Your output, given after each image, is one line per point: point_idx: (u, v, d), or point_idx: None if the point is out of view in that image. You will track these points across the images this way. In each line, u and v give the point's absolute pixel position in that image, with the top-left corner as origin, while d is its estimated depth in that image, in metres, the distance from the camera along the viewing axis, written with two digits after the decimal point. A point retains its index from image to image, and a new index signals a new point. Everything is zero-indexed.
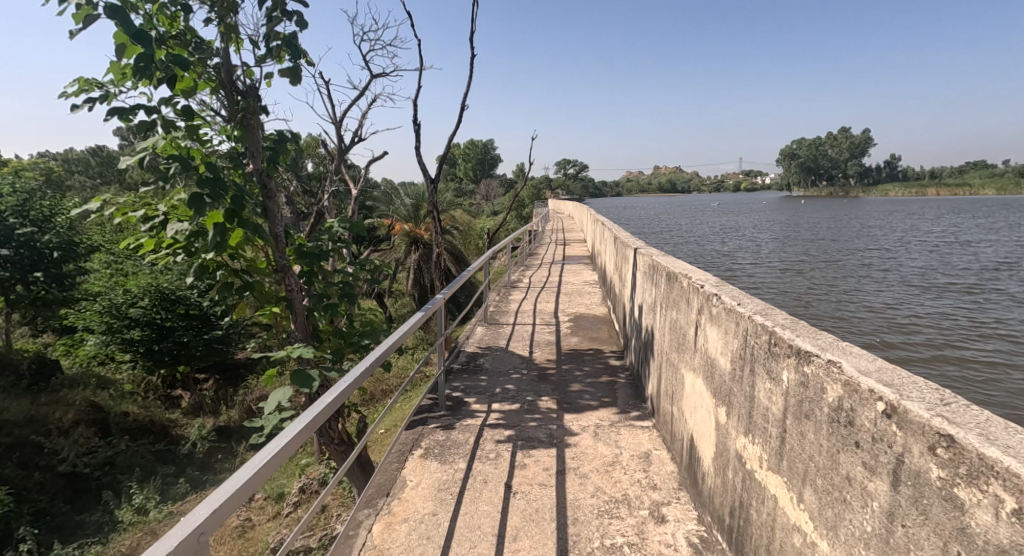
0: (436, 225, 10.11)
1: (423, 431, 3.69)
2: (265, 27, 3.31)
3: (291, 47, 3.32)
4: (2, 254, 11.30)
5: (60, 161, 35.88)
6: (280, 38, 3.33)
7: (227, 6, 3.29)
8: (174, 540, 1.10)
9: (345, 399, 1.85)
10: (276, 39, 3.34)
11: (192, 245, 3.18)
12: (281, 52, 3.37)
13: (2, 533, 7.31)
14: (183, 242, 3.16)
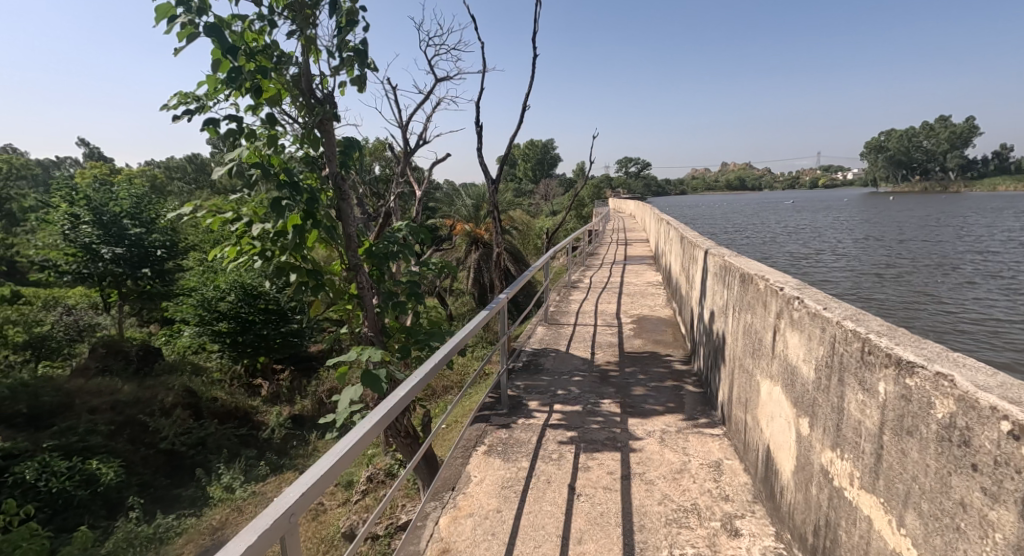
0: (497, 225, 10.21)
1: (486, 428, 3.73)
2: (338, 38, 3.47)
3: (362, 56, 3.47)
4: (116, 252, 12.64)
5: (160, 168, 39.53)
6: (352, 48, 3.49)
7: (306, 19, 3.49)
8: (267, 519, 1.17)
9: (416, 394, 1.90)
10: (349, 49, 3.50)
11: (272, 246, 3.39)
12: (353, 62, 3.52)
13: (115, 500, 8.20)
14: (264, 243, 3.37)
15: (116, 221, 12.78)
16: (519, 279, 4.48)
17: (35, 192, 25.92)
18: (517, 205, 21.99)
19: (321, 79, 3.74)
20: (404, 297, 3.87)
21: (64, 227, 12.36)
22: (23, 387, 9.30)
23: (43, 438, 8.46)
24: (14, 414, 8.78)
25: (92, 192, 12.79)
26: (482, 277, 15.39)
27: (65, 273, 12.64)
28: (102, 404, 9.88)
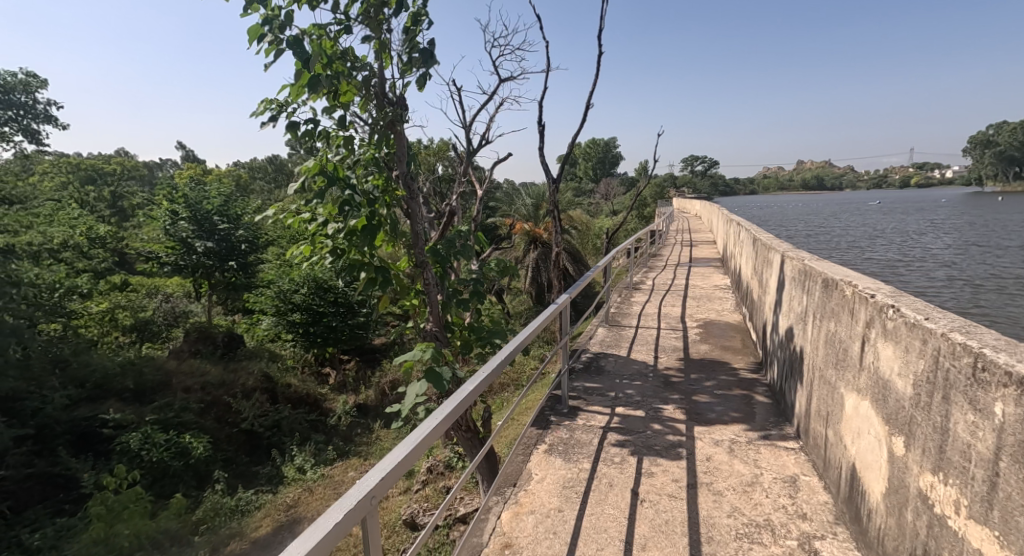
0: (556, 224, 10.16)
1: (546, 427, 3.73)
2: (407, 42, 3.59)
3: (428, 58, 3.57)
4: (207, 246, 13.73)
5: (244, 169, 42.50)
6: (419, 50, 3.59)
7: (379, 24, 3.62)
8: (353, 497, 1.32)
9: (481, 390, 2.01)
10: (416, 51, 3.61)
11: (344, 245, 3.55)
12: (420, 63, 3.62)
13: (202, 473, 8.91)
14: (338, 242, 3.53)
15: (208, 217, 13.89)
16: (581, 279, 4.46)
17: (138, 190, 28.58)
18: (577, 205, 21.83)
19: (392, 82, 3.88)
20: (467, 295, 3.97)
21: (165, 223, 13.60)
22: (129, 365, 10.33)
23: (145, 412, 9.37)
24: (122, 390, 9.81)
25: (189, 190, 13.96)
26: (540, 277, 15.35)
27: (164, 264, 13.91)
28: (194, 384, 10.69)
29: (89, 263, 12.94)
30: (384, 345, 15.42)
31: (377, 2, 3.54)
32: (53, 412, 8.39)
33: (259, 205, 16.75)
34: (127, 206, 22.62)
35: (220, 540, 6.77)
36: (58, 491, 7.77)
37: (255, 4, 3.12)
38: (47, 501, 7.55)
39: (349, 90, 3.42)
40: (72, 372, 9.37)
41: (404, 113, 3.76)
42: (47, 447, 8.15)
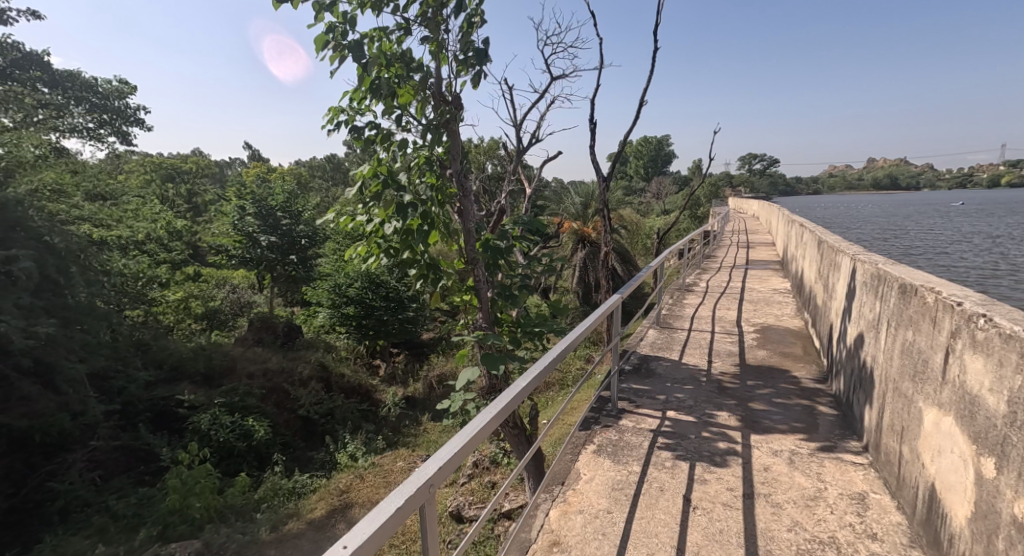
0: (606, 223, 10.03)
1: (595, 427, 3.68)
2: (462, 41, 3.64)
3: (483, 56, 3.60)
4: (271, 240, 14.47)
5: (304, 168, 44.37)
6: (474, 48, 3.63)
7: (436, 26, 3.69)
8: (412, 485, 1.37)
9: (534, 387, 2.04)
10: (470, 50, 3.64)
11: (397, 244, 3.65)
12: (473, 62, 3.66)
13: (263, 455, 9.40)
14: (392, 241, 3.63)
15: (272, 213, 14.67)
16: (632, 281, 4.40)
17: (209, 186, 30.34)
18: (628, 204, 21.44)
19: (448, 81, 3.95)
20: (516, 291, 4.02)
21: (234, 218, 14.46)
22: (201, 350, 11.05)
23: (215, 394, 9.99)
24: (194, 372, 10.51)
25: (255, 188, 14.86)
26: (587, 276, 15.32)
27: (232, 256, 14.75)
28: (257, 370, 11.23)
29: (168, 254, 13.90)
30: (432, 339, 15.73)
31: (436, 3, 3.61)
32: (137, 392, 9.20)
33: (318, 202, 17.46)
34: (201, 203, 24.16)
35: (279, 519, 7.12)
36: (138, 463, 8.42)
37: (321, 13, 3.26)
38: (130, 471, 8.19)
39: (408, 91, 3.52)
40: (153, 355, 10.38)
41: (459, 113, 3.84)
42: (129, 423, 8.86)
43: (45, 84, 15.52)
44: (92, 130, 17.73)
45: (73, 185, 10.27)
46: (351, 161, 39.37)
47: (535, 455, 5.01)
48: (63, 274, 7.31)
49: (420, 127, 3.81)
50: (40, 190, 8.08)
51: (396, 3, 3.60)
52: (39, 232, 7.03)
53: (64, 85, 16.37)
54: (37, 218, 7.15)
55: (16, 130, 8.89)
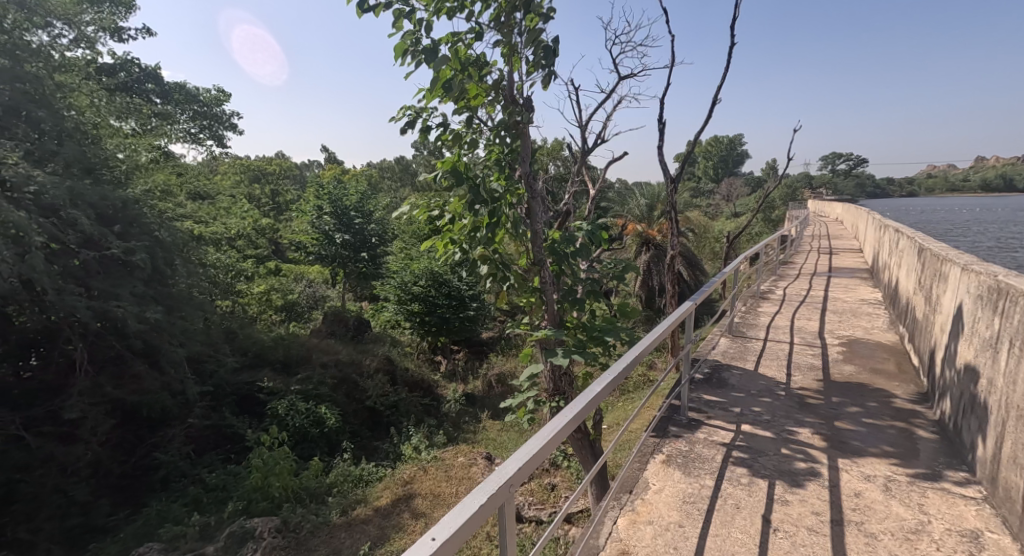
0: (673, 226, 9.83)
1: (664, 437, 3.55)
2: (533, 41, 3.63)
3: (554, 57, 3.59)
4: (345, 238, 15.20)
5: (376, 170, 46.16)
6: (544, 49, 3.61)
7: (510, 30, 3.72)
8: (492, 486, 1.43)
9: (603, 393, 2.08)
10: (540, 50, 3.63)
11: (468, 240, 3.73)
12: (543, 62, 3.65)
13: (333, 442, 9.86)
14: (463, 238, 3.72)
15: (347, 212, 15.40)
16: (703, 288, 4.27)
17: (289, 186, 32.21)
18: (696, 206, 20.66)
19: (519, 84, 3.97)
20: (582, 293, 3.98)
21: (312, 217, 15.36)
22: (281, 340, 11.76)
23: (292, 381, 10.62)
24: (274, 360, 11.23)
25: (332, 188, 15.69)
26: (650, 280, 14.99)
27: (310, 253, 15.56)
28: (330, 360, 11.79)
29: (254, 250, 14.86)
30: (492, 338, 15.90)
31: (509, 6, 3.64)
32: (225, 375, 9.94)
33: (389, 202, 18.08)
34: (282, 202, 25.68)
35: (349, 504, 7.42)
36: (226, 442, 9.09)
37: (401, 21, 3.36)
38: (219, 449, 8.89)
39: (479, 92, 3.56)
40: (239, 342, 11.12)
41: (530, 116, 3.85)
42: (219, 404, 9.57)
43: (158, 95, 17.08)
44: (194, 135, 19.29)
45: (178, 185, 11.24)
46: (419, 162, 40.40)
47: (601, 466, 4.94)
48: (169, 266, 8.03)
49: (491, 129, 3.85)
50: (151, 190, 8.92)
51: (470, 8, 3.66)
52: (151, 227, 7.74)
53: (174, 97, 17.93)
54: (150, 215, 7.89)
55: (133, 137, 9.86)
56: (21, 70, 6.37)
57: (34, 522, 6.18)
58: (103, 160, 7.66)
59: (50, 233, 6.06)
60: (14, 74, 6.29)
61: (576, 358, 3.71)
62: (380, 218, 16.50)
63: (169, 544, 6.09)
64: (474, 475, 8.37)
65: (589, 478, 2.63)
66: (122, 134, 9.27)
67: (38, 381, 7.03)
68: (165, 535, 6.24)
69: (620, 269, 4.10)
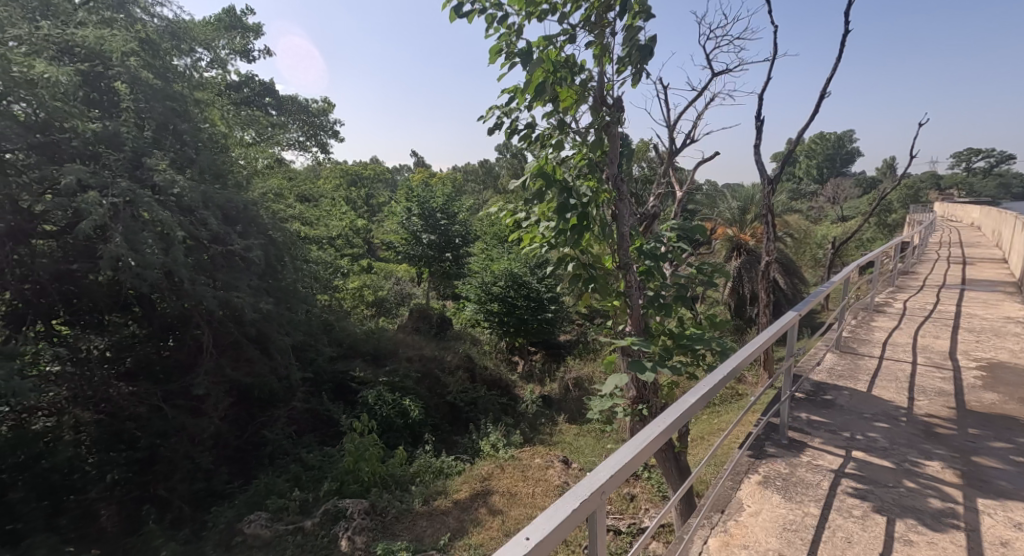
0: (769, 230, 9.20)
1: (761, 456, 3.26)
2: (626, 39, 3.50)
3: (648, 55, 3.44)
4: (431, 238, 15.76)
5: (462, 173, 47.43)
6: (637, 47, 3.47)
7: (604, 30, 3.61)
8: (585, 491, 1.43)
9: (699, 404, 1.95)
10: (634, 49, 3.50)
11: (554, 240, 3.69)
12: (637, 61, 3.51)
13: (416, 434, 10.21)
14: (548, 238, 3.68)
15: (434, 214, 15.96)
16: (807, 298, 3.92)
17: (379, 189, 33.90)
18: (795, 209, 19.11)
19: (610, 84, 3.85)
20: (671, 300, 3.77)
21: (403, 218, 16.10)
22: (371, 333, 12.43)
23: (380, 373, 11.14)
24: (365, 352, 11.84)
25: (421, 191, 16.35)
26: (741, 287, 14.11)
27: (399, 253, 16.26)
28: (414, 354, 12.24)
29: (350, 248, 15.77)
30: (570, 342, 15.71)
31: (602, 5, 3.53)
32: (321, 364, 10.63)
33: (473, 204, 18.45)
34: (374, 204, 27.04)
35: (430, 495, 7.62)
36: (322, 425, 9.68)
37: (495, 26, 3.37)
38: (316, 432, 9.51)
39: (570, 94, 3.48)
40: (335, 334, 11.84)
41: (621, 116, 3.71)
42: (316, 390, 10.23)
43: (274, 107, 18.62)
44: (303, 142, 20.81)
45: (288, 188, 12.21)
46: (502, 165, 40.78)
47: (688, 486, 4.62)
48: (279, 263, 8.70)
49: (580, 130, 3.75)
50: (266, 193, 9.76)
51: (561, 10, 3.59)
52: (266, 227, 8.43)
53: (286, 108, 19.46)
54: (265, 216, 8.60)
55: (253, 146, 10.81)
56: (171, 91, 7.25)
57: (170, 482, 7.00)
58: (230, 166, 8.48)
59: (187, 230, 6.79)
60: (166, 94, 7.16)
61: (662, 367, 3.49)
62: (465, 220, 16.90)
63: (274, 515, 6.68)
64: (552, 478, 8.26)
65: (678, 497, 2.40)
66: (243, 143, 10.20)
67: (174, 358, 7.88)
68: (271, 506, 6.82)
69: (713, 275, 3.82)
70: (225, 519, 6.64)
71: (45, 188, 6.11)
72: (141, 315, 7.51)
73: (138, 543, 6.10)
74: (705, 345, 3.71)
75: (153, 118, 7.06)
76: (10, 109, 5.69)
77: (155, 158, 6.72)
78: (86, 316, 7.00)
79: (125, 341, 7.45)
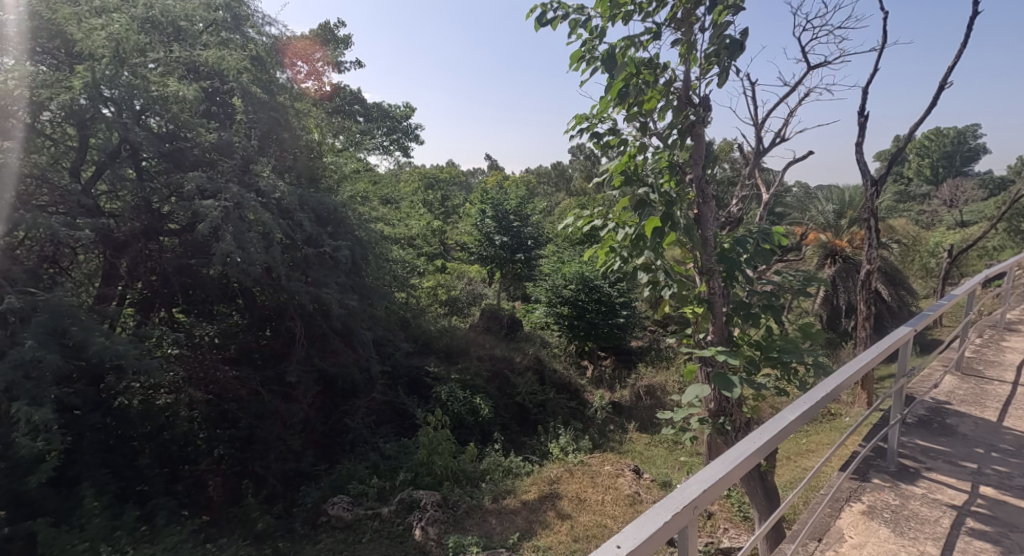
0: (872, 236, 8.37)
1: (866, 484, 2.90)
2: (717, 34, 3.26)
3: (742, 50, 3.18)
4: (505, 240, 15.94)
5: (535, 175, 47.53)
6: (729, 42, 3.22)
7: (693, 26, 3.38)
8: (677, 505, 1.29)
9: (801, 424, 1.74)
10: (725, 45, 3.25)
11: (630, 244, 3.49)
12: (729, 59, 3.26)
13: (486, 432, 10.27)
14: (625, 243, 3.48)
15: (506, 216, 16.15)
16: (922, 314, 3.48)
17: (454, 190, 34.67)
18: (902, 213, 17.28)
19: (697, 82, 3.61)
20: (759, 309, 3.46)
21: (477, 220, 16.43)
22: (444, 331, 12.70)
23: (452, 371, 11.34)
24: (438, 349, 12.12)
25: (495, 193, 16.59)
26: (837, 298, 12.96)
27: (473, 254, 16.51)
28: (485, 354, 12.37)
29: (426, 248, 16.26)
30: (642, 348, 15.04)
31: (691, 1, 3.32)
32: (399, 358, 11.02)
33: (547, 207, 18.41)
34: (450, 206, 27.67)
35: (500, 493, 7.63)
36: (399, 417, 9.97)
37: (576, 29, 3.26)
38: (393, 423, 9.83)
39: (654, 95, 3.29)
40: (411, 330, 12.19)
41: (707, 117, 3.47)
42: (394, 383, 10.57)
43: (362, 115, 19.62)
44: (387, 147, 21.76)
45: (372, 191, 12.82)
46: (576, 167, 40.18)
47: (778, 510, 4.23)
48: (362, 262, 9.10)
49: (661, 132, 3.56)
50: (352, 195, 10.29)
51: (646, 10, 3.42)
52: (352, 227, 8.84)
53: (373, 114, 20.39)
54: (352, 216, 9.03)
55: (341, 152, 11.41)
56: (274, 102, 7.80)
57: (266, 460, 7.49)
58: (322, 171, 9.00)
59: (285, 231, 7.25)
60: (271, 106, 7.72)
61: (747, 379, 3.20)
62: (536, 222, 16.90)
63: (355, 499, 6.99)
64: (622, 486, 7.98)
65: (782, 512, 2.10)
66: (333, 149, 10.79)
67: (270, 347, 8.42)
68: (351, 491, 7.15)
69: (805, 282, 3.46)
70: (310, 499, 7.03)
71: (171, 192, 6.82)
72: (242, 306, 8.06)
73: (237, 514, 6.58)
74: (797, 359, 3.32)
75: (259, 127, 7.70)
76: (146, 122, 6.52)
77: (259, 165, 7.28)
78: (200, 305, 7.72)
79: (230, 330, 8.03)
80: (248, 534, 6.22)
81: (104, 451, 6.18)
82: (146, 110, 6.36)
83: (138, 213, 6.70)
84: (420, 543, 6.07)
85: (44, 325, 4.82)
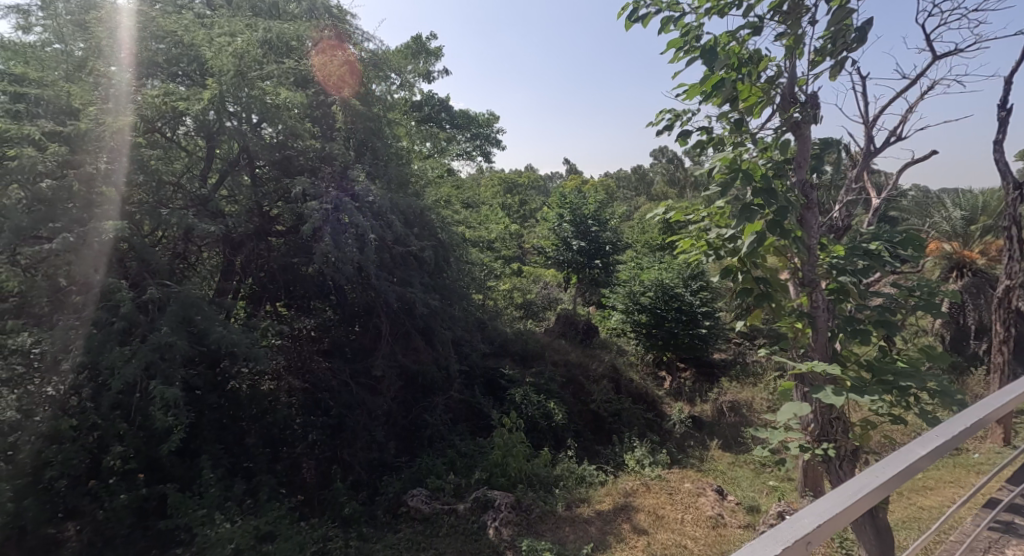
0: (1014, 245, 7.39)
1: (1008, 536, 2.55)
2: (829, 25, 3.06)
3: (858, 43, 2.98)
4: (581, 245, 15.86)
5: (615, 179, 46.64)
6: (844, 34, 3.02)
7: (800, 18, 3.20)
8: (789, 537, 1.23)
9: (932, 460, 1.59)
10: (838, 37, 3.05)
11: (725, 247, 3.36)
12: (843, 52, 3.06)
13: (559, 438, 10.22)
14: (719, 245, 3.36)
15: (584, 220, 16.05)
16: None
17: (532, 195, 34.80)
18: None
19: (802, 77, 3.42)
20: (872, 325, 3.17)
21: (554, 224, 16.48)
22: (520, 335, 12.80)
23: (527, 374, 11.40)
24: (514, 352, 12.23)
25: (573, 197, 16.52)
26: (968, 317, 11.45)
27: (551, 258, 16.52)
28: (561, 359, 12.33)
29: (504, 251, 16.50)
30: (725, 362, 14.28)
31: None
32: (476, 359, 11.26)
33: (626, 211, 18.04)
34: (527, 210, 27.83)
35: (574, 500, 7.58)
36: (474, 416, 10.18)
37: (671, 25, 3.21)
38: (469, 422, 10.05)
39: (755, 91, 3.16)
40: (488, 332, 12.40)
41: (814, 115, 3.34)
42: (470, 382, 10.82)
43: (447, 122, 20.28)
44: (470, 152, 22.32)
45: (455, 195, 13.25)
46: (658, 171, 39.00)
47: (886, 551, 3.83)
48: (445, 264, 9.41)
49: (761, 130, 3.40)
50: (437, 199, 10.69)
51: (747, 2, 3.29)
52: (436, 230, 9.16)
53: (458, 121, 21.00)
54: (437, 220, 9.38)
55: (427, 158, 11.89)
56: (370, 112, 8.29)
57: (353, 448, 7.95)
58: (411, 176, 9.43)
59: (378, 233, 7.68)
60: (367, 116, 8.23)
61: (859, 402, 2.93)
62: (615, 227, 16.62)
63: (433, 493, 7.25)
64: (703, 506, 7.62)
65: (919, 544, 1.92)
66: (420, 156, 11.26)
67: (359, 341, 8.93)
68: (429, 485, 7.41)
69: (928, 296, 3.14)
70: (392, 489, 7.38)
71: (279, 196, 7.47)
72: (336, 302, 8.63)
73: (327, 497, 7.05)
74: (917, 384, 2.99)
75: (356, 136, 8.26)
76: (261, 132, 7.14)
77: (355, 171, 7.76)
78: (300, 300, 8.36)
79: (325, 324, 8.62)
80: (337, 517, 6.66)
81: (218, 428, 6.90)
82: (261, 121, 7.01)
83: (252, 215, 7.41)
84: (494, 542, 6.17)
85: (176, 314, 5.49)
